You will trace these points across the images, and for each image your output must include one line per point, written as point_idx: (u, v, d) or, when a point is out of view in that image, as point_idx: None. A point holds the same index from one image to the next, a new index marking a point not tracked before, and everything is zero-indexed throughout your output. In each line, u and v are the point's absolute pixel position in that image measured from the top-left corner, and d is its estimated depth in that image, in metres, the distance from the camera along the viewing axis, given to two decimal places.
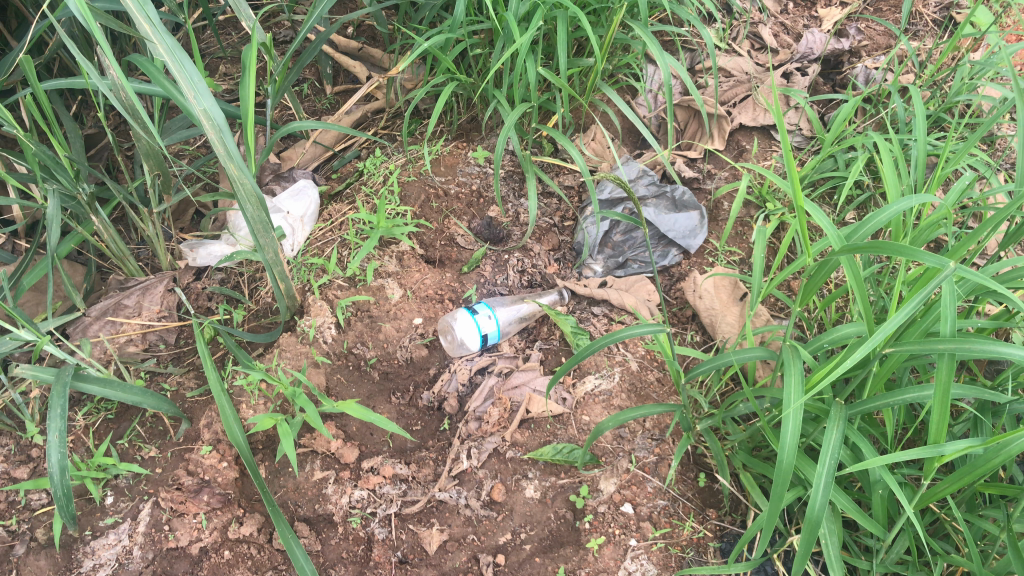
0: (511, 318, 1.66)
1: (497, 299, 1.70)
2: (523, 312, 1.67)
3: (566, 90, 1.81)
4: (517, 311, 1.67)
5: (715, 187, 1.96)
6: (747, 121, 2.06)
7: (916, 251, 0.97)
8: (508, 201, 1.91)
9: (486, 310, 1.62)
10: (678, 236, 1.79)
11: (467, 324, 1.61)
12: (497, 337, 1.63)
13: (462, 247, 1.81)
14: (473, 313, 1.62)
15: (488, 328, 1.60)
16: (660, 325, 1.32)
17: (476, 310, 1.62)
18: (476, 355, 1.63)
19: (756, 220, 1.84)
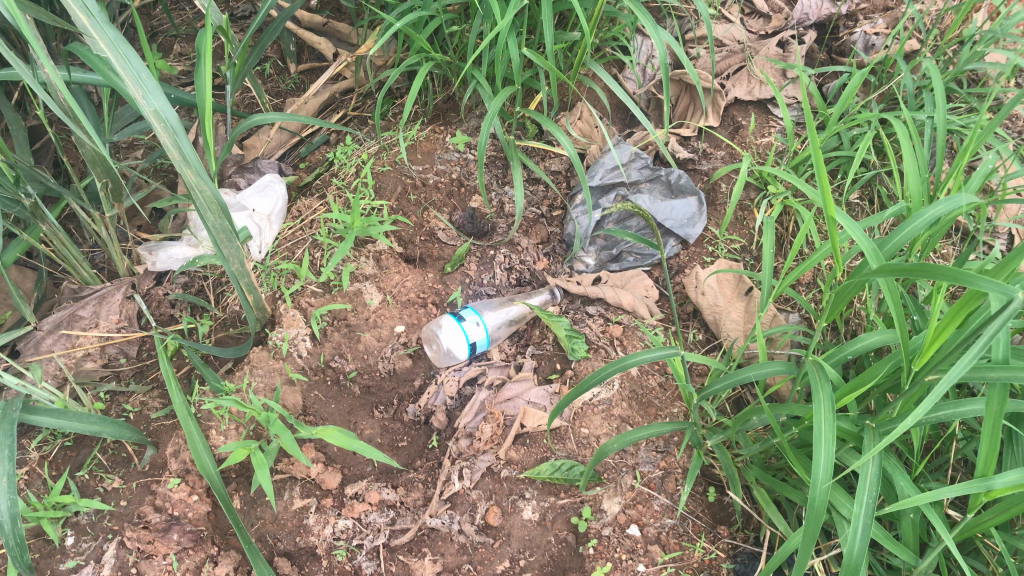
0: (500, 323, 1.54)
1: (484, 302, 1.58)
2: (513, 315, 1.56)
3: (552, 70, 1.67)
4: (506, 315, 1.55)
5: (712, 168, 1.84)
6: (742, 95, 1.93)
7: (972, 277, 0.84)
8: (491, 190, 1.78)
9: (473, 317, 1.49)
10: (675, 225, 1.68)
11: (453, 334, 1.48)
12: (486, 345, 1.51)
13: (443, 243, 1.69)
14: (459, 321, 1.49)
15: (477, 336, 1.48)
16: (676, 348, 1.20)
17: (461, 317, 1.50)
18: (464, 365, 1.51)
19: (758, 204, 1.73)
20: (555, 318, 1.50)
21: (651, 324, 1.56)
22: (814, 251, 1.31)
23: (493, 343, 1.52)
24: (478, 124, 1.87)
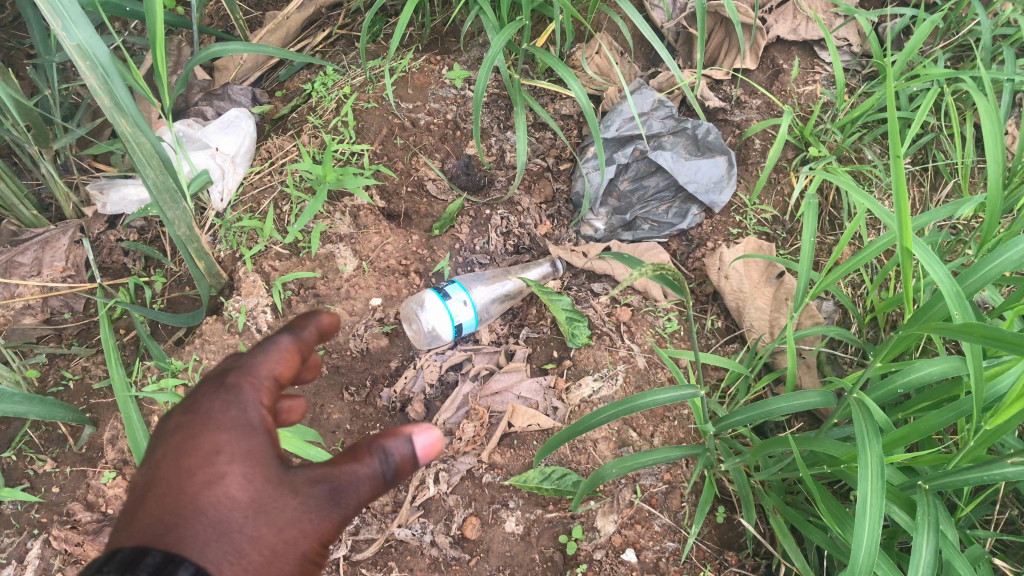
0: (490, 300, 1.35)
1: (473, 276, 1.40)
2: (507, 291, 1.37)
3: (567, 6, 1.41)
4: (499, 291, 1.37)
5: (746, 119, 1.62)
6: (787, 33, 1.68)
7: None
8: (490, 134, 1.56)
9: (459, 293, 1.29)
10: (698, 190, 1.47)
11: (436, 313, 1.28)
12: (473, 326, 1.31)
13: (433, 197, 1.49)
14: (443, 297, 1.29)
15: (464, 317, 1.28)
16: (694, 388, 0.98)
17: (446, 292, 1.29)
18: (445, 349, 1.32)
19: (796, 167, 1.52)
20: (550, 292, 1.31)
21: (665, 308, 1.37)
22: (876, 239, 1.09)
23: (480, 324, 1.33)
24: (481, 56, 1.63)
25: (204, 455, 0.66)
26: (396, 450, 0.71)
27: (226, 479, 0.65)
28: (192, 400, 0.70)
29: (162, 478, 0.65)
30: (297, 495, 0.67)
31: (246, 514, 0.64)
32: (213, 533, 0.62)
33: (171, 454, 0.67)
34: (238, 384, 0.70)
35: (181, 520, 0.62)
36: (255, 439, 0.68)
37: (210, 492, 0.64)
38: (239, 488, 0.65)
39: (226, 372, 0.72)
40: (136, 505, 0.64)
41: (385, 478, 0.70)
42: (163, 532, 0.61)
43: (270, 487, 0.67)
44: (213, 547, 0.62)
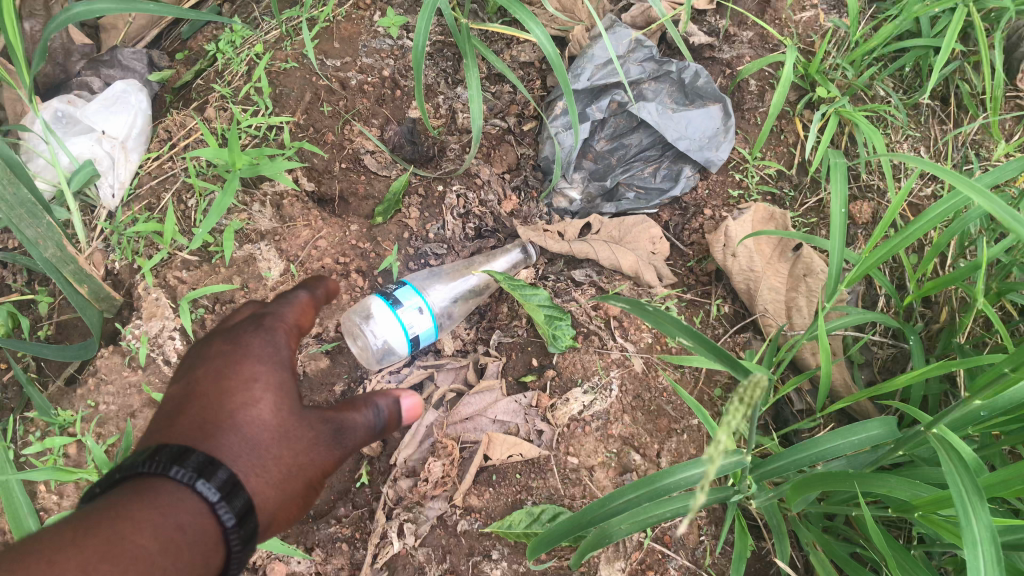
0: (449, 300, 1.11)
1: (428, 273, 1.16)
2: (469, 287, 1.13)
3: None
4: (460, 288, 1.13)
5: (737, 56, 1.37)
6: None
7: None
8: (437, 92, 1.30)
9: (412, 298, 1.03)
10: (691, 147, 1.23)
11: (385, 325, 1.02)
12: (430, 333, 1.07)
13: (373, 175, 1.23)
14: (392, 303, 1.03)
15: (420, 327, 1.04)
16: (740, 454, 0.78)
17: (396, 297, 1.03)
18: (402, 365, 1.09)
19: (800, 112, 1.30)
20: (519, 284, 1.09)
21: (661, 294, 1.15)
22: (929, 208, 0.87)
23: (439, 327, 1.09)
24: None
25: (233, 395, 0.67)
26: (388, 406, 0.77)
27: (260, 404, 0.67)
28: (218, 338, 0.73)
29: (204, 388, 0.68)
30: (314, 430, 0.71)
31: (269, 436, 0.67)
32: (245, 447, 0.65)
33: (209, 377, 0.69)
34: (274, 326, 0.74)
35: (218, 429, 0.65)
36: (279, 378, 0.71)
37: (245, 412, 0.67)
38: (257, 423, 0.67)
39: (258, 316, 0.76)
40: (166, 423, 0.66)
41: (375, 429, 0.76)
42: (203, 436, 0.64)
43: (294, 420, 0.69)
44: (244, 458, 0.64)
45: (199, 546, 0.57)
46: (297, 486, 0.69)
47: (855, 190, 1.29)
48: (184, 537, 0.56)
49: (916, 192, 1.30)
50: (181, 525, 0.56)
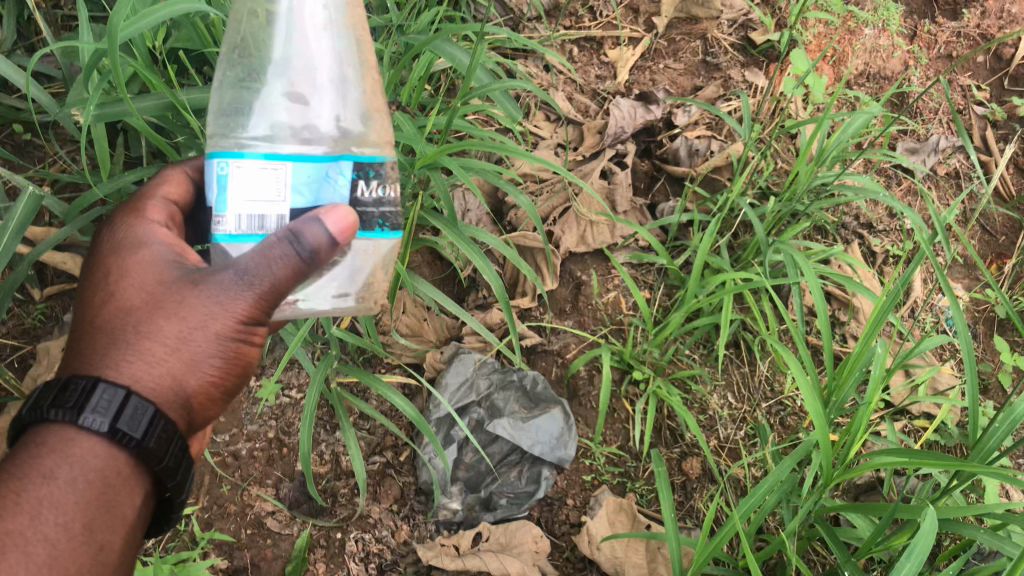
0: (300, 135, 1.00)
1: (244, 81, 1.02)
2: (316, 67, 1.00)
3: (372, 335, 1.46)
4: (300, 76, 1.00)
5: (564, 346, 1.67)
6: (575, 246, 1.77)
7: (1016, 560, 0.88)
8: (319, 440, 1.50)
9: (232, 159, 0.87)
10: (544, 451, 1.49)
11: (241, 238, 0.91)
12: (332, 168, 0.91)
13: (276, 533, 1.41)
14: (215, 181, 0.89)
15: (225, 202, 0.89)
16: None
17: (211, 169, 0.89)
18: (377, 209, 0.96)
19: (625, 391, 1.60)
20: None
21: None
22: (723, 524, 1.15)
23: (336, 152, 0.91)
24: None
25: (111, 306, 0.96)
26: (311, 235, 0.88)
27: (124, 296, 0.96)
28: (116, 258, 1.00)
29: (95, 306, 0.99)
30: (191, 278, 0.95)
31: (165, 318, 0.93)
32: (125, 351, 0.93)
33: (100, 294, 0.99)
34: (134, 224, 1.05)
35: (107, 341, 0.94)
36: (156, 259, 0.99)
37: (118, 309, 0.96)
38: (150, 323, 0.94)
39: (128, 214, 1.07)
40: (73, 324, 1.01)
41: (300, 254, 0.89)
42: (100, 346, 0.94)
43: (162, 289, 0.96)
44: (132, 362, 0.93)
45: (92, 476, 0.88)
46: (203, 353, 0.95)
47: (684, 447, 1.56)
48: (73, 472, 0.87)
49: (732, 435, 1.60)
50: (62, 473, 0.87)
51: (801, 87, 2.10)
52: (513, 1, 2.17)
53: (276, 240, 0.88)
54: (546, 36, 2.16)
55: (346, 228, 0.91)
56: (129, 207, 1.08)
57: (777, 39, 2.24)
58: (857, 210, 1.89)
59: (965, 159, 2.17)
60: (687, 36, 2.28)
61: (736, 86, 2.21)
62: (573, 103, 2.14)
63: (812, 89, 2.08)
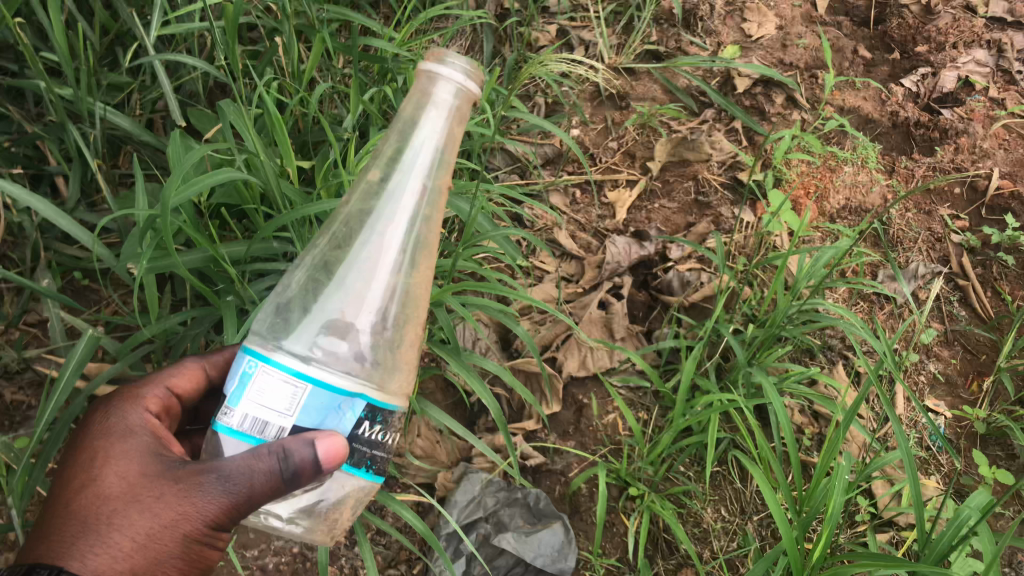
0: (332, 352, 1.13)
1: (303, 306, 1.22)
2: (368, 300, 1.20)
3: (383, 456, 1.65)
4: (353, 303, 1.19)
5: (567, 465, 1.81)
6: (577, 372, 1.93)
7: None
8: (339, 555, 1.63)
9: (262, 363, 1.00)
10: (547, 563, 1.62)
11: (240, 433, 1.03)
12: (344, 402, 1.01)
13: None
14: (241, 378, 1.03)
15: (241, 399, 1.02)
16: None
17: (242, 365, 1.03)
18: (369, 449, 1.07)
19: (622, 505, 1.73)
20: None
21: None
22: None
23: (354, 388, 1.01)
24: None
25: (88, 498, 1.13)
26: (293, 458, 0.99)
27: (102, 488, 1.13)
28: (104, 453, 1.19)
29: (72, 491, 1.15)
30: (162, 484, 1.12)
31: (137, 514, 1.10)
32: (93, 541, 1.09)
33: (79, 483, 1.16)
34: (124, 419, 1.25)
35: (79, 529, 1.10)
36: (139, 455, 1.18)
37: (95, 497, 1.13)
38: (120, 521, 1.10)
39: (121, 407, 1.28)
40: (46, 510, 1.16)
41: (270, 475, 1.02)
42: (72, 531, 1.10)
43: (135, 486, 1.13)
44: (100, 551, 1.08)
45: None
46: (162, 551, 1.10)
47: (679, 559, 1.67)
48: None
49: (725, 547, 1.71)
50: None
51: (783, 221, 2.31)
52: (520, 153, 2.45)
53: (269, 450, 1.01)
54: (550, 182, 2.41)
55: (335, 455, 1.02)
56: (125, 401, 1.29)
57: (762, 179, 2.46)
58: (838, 332, 2.06)
59: (944, 283, 2.32)
60: (680, 177, 2.51)
61: (726, 222, 2.40)
62: (576, 240, 2.33)
63: (793, 222, 2.28)
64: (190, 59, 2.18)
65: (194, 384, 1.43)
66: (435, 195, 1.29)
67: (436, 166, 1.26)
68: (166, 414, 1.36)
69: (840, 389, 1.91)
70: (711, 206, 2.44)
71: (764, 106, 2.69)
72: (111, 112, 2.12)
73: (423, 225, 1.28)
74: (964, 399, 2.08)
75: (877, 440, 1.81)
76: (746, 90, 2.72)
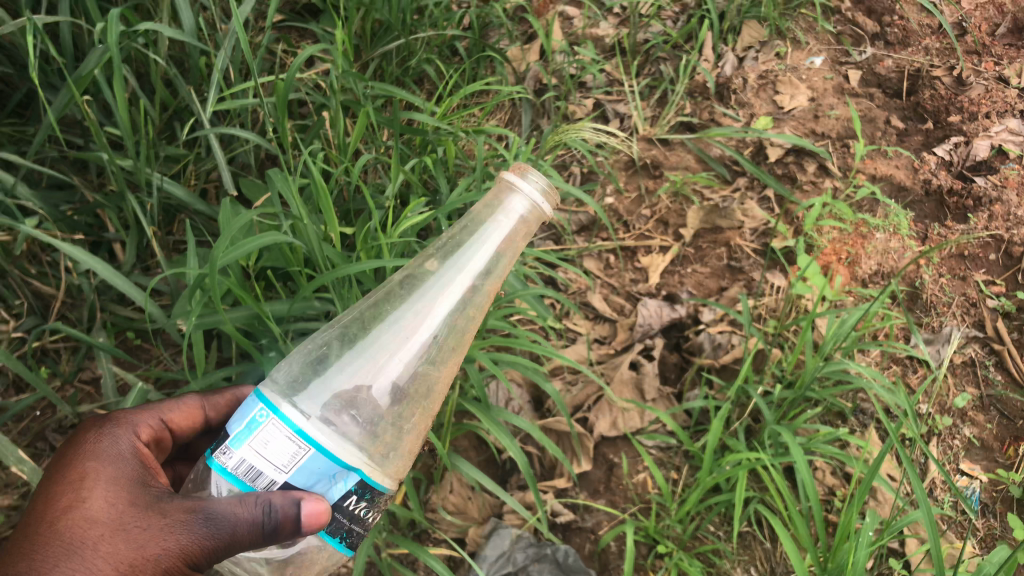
0: (340, 422, 1.18)
1: (325, 363, 1.28)
2: (382, 374, 1.25)
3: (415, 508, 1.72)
4: (367, 373, 1.25)
5: (596, 522, 1.83)
6: (607, 430, 1.96)
7: None
8: None
9: (272, 416, 1.08)
10: None
11: (233, 475, 1.12)
12: (339, 473, 1.10)
13: None
14: (248, 423, 1.10)
15: (239, 442, 1.11)
16: None
17: (252, 411, 1.10)
18: (348, 521, 1.14)
19: (651, 563, 1.75)
20: None
21: None
22: None
23: (351, 462, 1.10)
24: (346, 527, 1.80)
25: (74, 520, 1.19)
26: (280, 513, 1.07)
27: (90, 512, 1.19)
28: (95, 477, 1.25)
29: (58, 509, 1.21)
30: (149, 518, 1.18)
31: (123, 544, 1.15)
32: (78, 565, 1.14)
33: (65, 503, 1.22)
34: (116, 447, 1.32)
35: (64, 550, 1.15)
36: (127, 485, 1.25)
37: (80, 520, 1.18)
38: (104, 549, 1.15)
39: (114, 433, 1.35)
40: (27, 526, 1.20)
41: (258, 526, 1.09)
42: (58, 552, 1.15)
43: (123, 517, 1.19)
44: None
45: None
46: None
47: None
48: None
49: None
50: None
51: (812, 285, 2.35)
52: (555, 220, 2.54)
53: (257, 500, 1.10)
54: (584, 248, 2.50)
55: (317, 519, 1.09)
56: (121, 425, 1.36)
57: (794, 244, 2.50)
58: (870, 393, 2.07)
59: (979, 348, 2.31)
60: (713, 243, 2.56)
61: (758, 287, 2.44)
62: (609, 302, 2.39)
63: (823, 286, 2.31)
64: (242, 131, 2.31)
65: (191, 423, 1.51)
66: (483, 298, 1.31)
67: (489, 271, 1.29)
68: (155, 445, 1.44)
69: (872, 449, 1.91)
70: (742, 270, 2.48)
71: (797, 174, 2.72)
72: (168, 181, 2.25)
73: (462, 322, 1.30)
74: (1000, 463, 2.10)
75: (910, 501, 1.80)
76: (778, 159, 2.76)
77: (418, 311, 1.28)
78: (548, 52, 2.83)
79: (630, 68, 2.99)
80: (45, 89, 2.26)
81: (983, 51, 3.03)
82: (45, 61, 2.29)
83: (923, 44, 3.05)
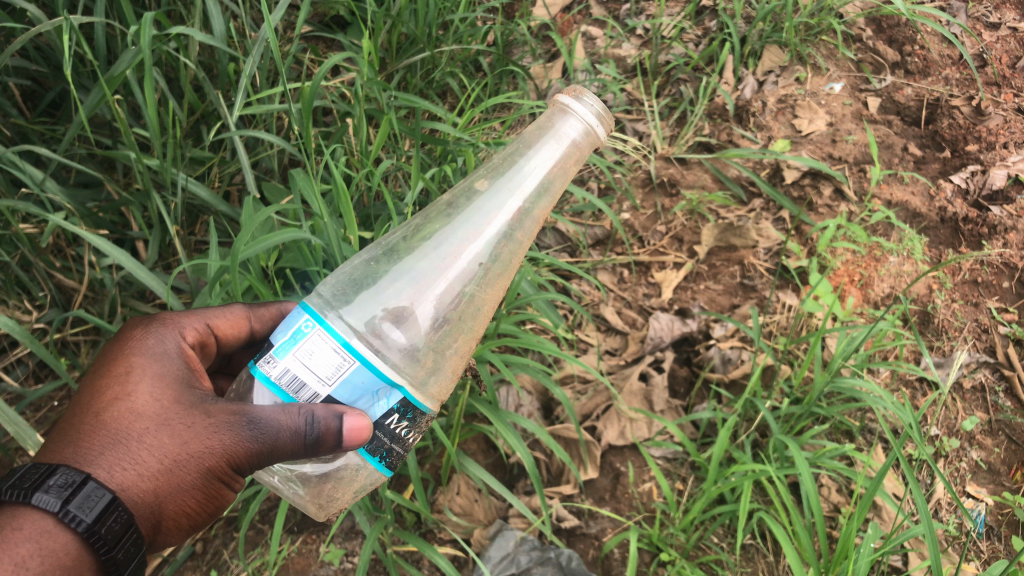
0: (387, 338, 1.21)
1: (372, 279, 1.31)
2: (430, 293, 1.28)
3: (423, 505, 1.74)
4: (415, 291, 1.27)
5: (601, 529, 1.85)
6: (615, 439, 1.98)
7: None
8: None
9: (318, 327, 1.10)
10: None
11: (277, 385, 1.15)
12: (383, 389, 1.12)
13: None
14: (292, 333, 1.13)
15: (283, 351, 1.13)
16: None
17: (297, 322, 1.13)
18: (389, 441, 1.16)
19: (653, 570, 1.76)
20: None
21: None
22: None
23: (394, 379, 1.12)
24: (353, 524, 1.83)
25: (119, 407, 1.20)
26: (327, 421, 1.10)
27: (136, 403, 1.21)
28: (141, 369, 1.26)
29: (104, 397, 1.22)
30: (195, 417, 1.21)
31: (170, 440, 1.18)
32: (124, 454, 1.16)
33: (112, 392, 1.23)
34: (161, 344, 1.34)
35: (110, 437, 1.17)
36: (171, 382, 1.27)
37: (127, 410, 1.20)
38: (151, 441, 1.17)
39: (159, 331, 1.36)
40: (72, 414, 1.21)
41: (302, 430, 1.12)
42: (104, 437, 1.16)
43: (166, 412, 1.21)
44: (128, 466, 1.15)
45: (63, 550, 1.06)
46: (182, 479, 1.20)
47: None
48: (52, 542, 1.05)
49: None
50: (43, 540, 1.05)
51: (823, 306, 2.37)
52: (570, 233, 2.59)
53: (300, 410, 1.13)
54: (598, 261, 2.54)
55: (358, 434, 1.12)
56: (165, 325, 1.38)
57: (807, 265, 2.52)
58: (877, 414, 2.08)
59: (989, 373, 2.32)
60: (726, 261, 2.58)
61: (769, 305, 2.45)
62: (621, 315, 2.42)
63: (834, 306, 2.33)
64: (267, 135, 2.36)
65: (235, 330, 1.53)
66: (532, 222, 1.35)
67: (540, 194, 1.34)
68: (199, 349, 1.45)
69: (877, 467, 1.92)
70: (755, 287, 2.50)
71: (812, 198, 2.74)
72: (193, 182, 2.30)
73: (510, 246, 1.34)
74: (1006, 486, 2.10)
75: (912, 521, 1.81)
76: (794, 181, 2.77)
77: (470, 236, 1.31)
78: (571, 70, 2.88)
79: (650, 88, 3.03)
80: (78, 89, 2.33)
81: (1004, 83, 3.03)
82: (79, 62, 2.36)
83: (943, 74, 3.06)
